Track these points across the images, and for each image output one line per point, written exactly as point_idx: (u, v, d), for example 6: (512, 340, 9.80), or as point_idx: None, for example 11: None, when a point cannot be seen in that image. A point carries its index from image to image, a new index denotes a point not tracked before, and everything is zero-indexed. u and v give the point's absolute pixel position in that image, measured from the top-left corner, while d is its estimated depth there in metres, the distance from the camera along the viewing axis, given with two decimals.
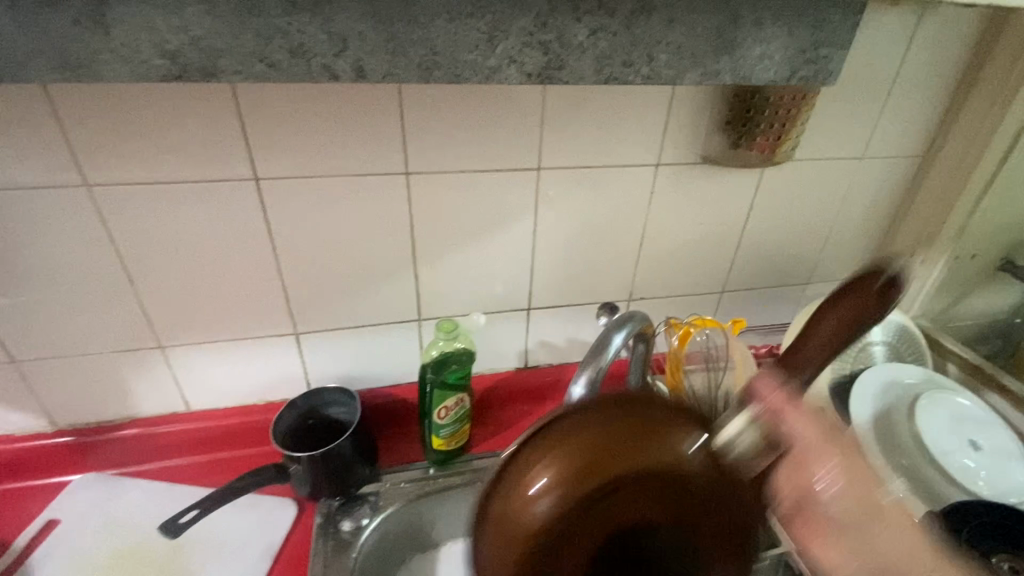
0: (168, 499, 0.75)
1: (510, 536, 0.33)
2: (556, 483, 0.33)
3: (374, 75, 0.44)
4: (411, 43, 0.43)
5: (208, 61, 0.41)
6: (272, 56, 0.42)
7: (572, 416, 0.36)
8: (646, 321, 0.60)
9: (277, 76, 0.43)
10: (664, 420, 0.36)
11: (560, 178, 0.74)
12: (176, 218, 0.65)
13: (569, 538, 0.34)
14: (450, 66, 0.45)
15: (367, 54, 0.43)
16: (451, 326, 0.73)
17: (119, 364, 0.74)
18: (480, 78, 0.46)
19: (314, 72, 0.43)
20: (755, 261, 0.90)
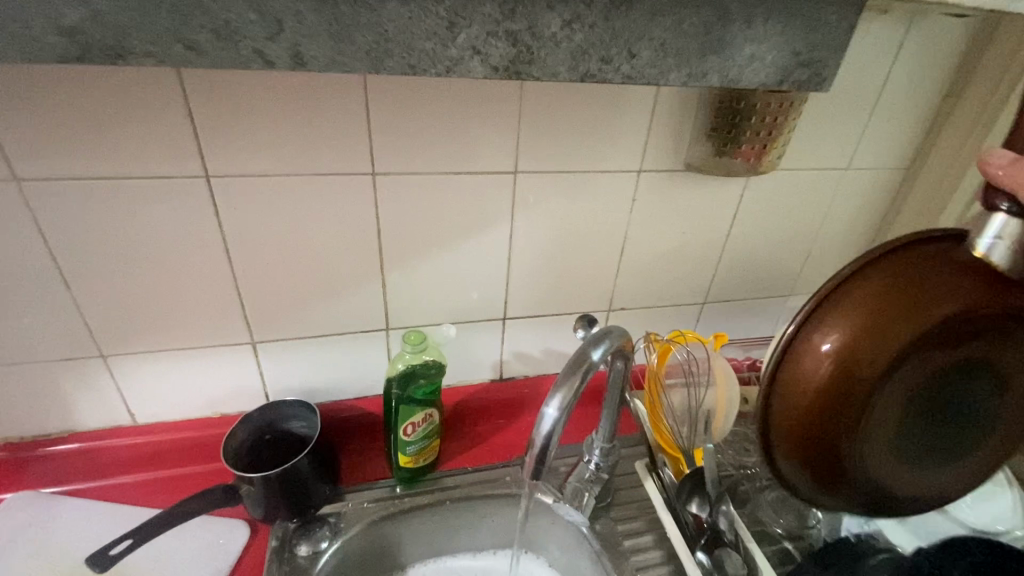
0: (107, 521, 0.69)
1: (816, 385, 0.46)
2: (836, 344, 0.45)
3: (315, 63, 0.40)
4: (357, 27, 0.39)
5: (116, 40, 0.36)
6: (193, 37, 0.37)
7: (855, 284, 0.46)
8: (623, 336, 0.57)
9: (200, 61, 0.38)
10: (933, 283, 0.44)
11: (538, 183, 0.70)
12: (118, 217, 0.60)
13: (872, 384, 0.45)
14: (404, 55, 0.41)
15: (307, 37, 0.39)
16: (419, 337, 0.69)
17: (55, 375, 0.68)
18: (440, 70, 0.42)
19: (244, 57, 0.38)
20: (738, 273, 0.87)
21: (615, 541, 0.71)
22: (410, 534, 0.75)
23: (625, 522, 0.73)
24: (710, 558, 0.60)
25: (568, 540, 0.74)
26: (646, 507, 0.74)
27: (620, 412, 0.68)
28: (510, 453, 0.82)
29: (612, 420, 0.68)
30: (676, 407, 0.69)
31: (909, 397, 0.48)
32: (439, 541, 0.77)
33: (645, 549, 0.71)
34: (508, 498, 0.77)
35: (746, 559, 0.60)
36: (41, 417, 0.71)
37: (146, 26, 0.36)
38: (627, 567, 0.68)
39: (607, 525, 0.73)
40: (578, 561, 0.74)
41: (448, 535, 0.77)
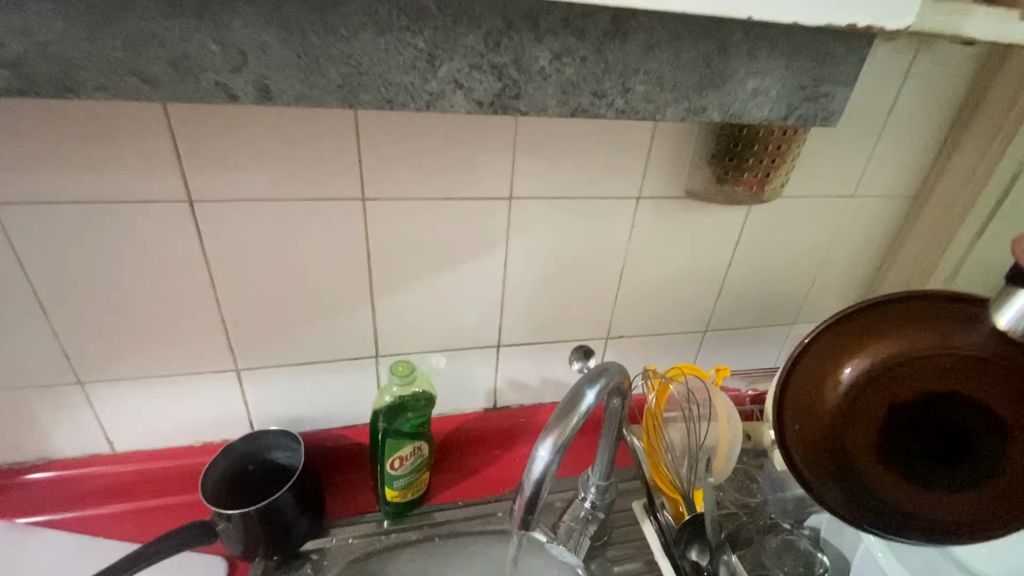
0: (78, 556, 0.65)
1: (826, 386, 0.50)
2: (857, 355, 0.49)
3: (282, 97, 0.39)
4: (330, 60, 0.38)
5: (63, 74, 0.35)
6: (148, 70, 0.36)
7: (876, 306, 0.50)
8: (620, 372, 0.55)
9: (154, 94, 0.37)
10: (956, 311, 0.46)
11: (533, 209, 0.68)
12: (98, 241, 0.58)
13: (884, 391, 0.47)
14: (380, 88, 0.40)
15: (274, 71, 0.38)
16: (407, 368, 0.67)
17: (29, 402, 0.65)
18: (419, 104, 0.41)
19: (205, 92, 0.38)
20: (741, 301, 0.85)
21: None
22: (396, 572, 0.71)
23: (621, 563, 0.70)
24: None
25: None
26: (644, 548, 0.71)
27: (617, 449, 0.65)
28: (503, 487, 0.79)
29: (608, 457, 0.65)
30: (675, 446, 0.66)
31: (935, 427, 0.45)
32: None
33: None
34: (499, 535, 0.73)
35: None
36: (14, 446, 0.68)
37: (103, 56, 0.35)
38: None
39: (603, 566, 0.69)
40: None
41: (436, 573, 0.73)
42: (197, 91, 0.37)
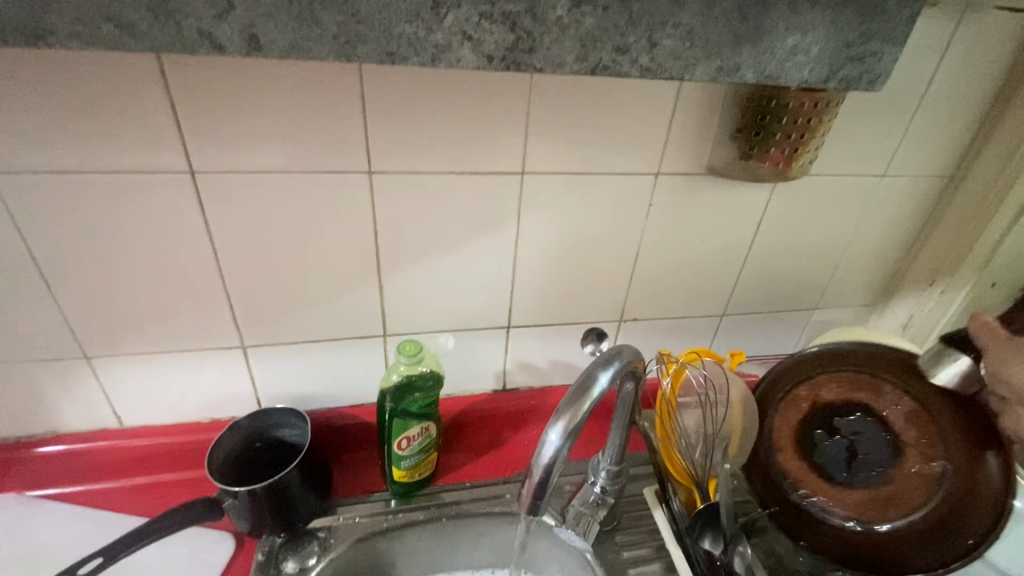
0: (87, 529, 0.65)
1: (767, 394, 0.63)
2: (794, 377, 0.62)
3: (272, 48, 0.36)
4: (325, 9, 0.35)
5: (35, 19, 0.33)
6: (127, 17, 0.34)
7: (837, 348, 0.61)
8: (635, 355, 0.52)
9: (135, 44, 0.35)
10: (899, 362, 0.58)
11: (546, 184, 0.65)
12: (98, 213, 0.56)
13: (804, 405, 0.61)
14: (380, 41, 0.37)
15: (263, 17, 0.35)
16: (415, 348, 0.65)
17: (35, 375, 0.65)
18: (423, 58, 0.38)
19: (188, 41, 0.35)
20: (760, 284, 0.82)
21: (620, 569, 0.67)
22: (403, 551, 0.71)
23: (631, 548, 0.69)
24: None
25: (570, 565, 0.70)
26: (655, 533, 0.70)
27: (629, 433, 0.63)
28: (512, 469, 0.78)
29: (620, 441, 0.64)
30: (689, 433, 0.64)
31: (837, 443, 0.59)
32: (433, 560, 0.73)
33: None
34: (507, 517, 0.72)
35: None
36: (22, 419, 0.68)
37: (78, 2, 0.33)
38: None
39: (612, 550, 0.68)
40: None
41: (444, 553, 0.73)
42: (182, 42, 0.35)
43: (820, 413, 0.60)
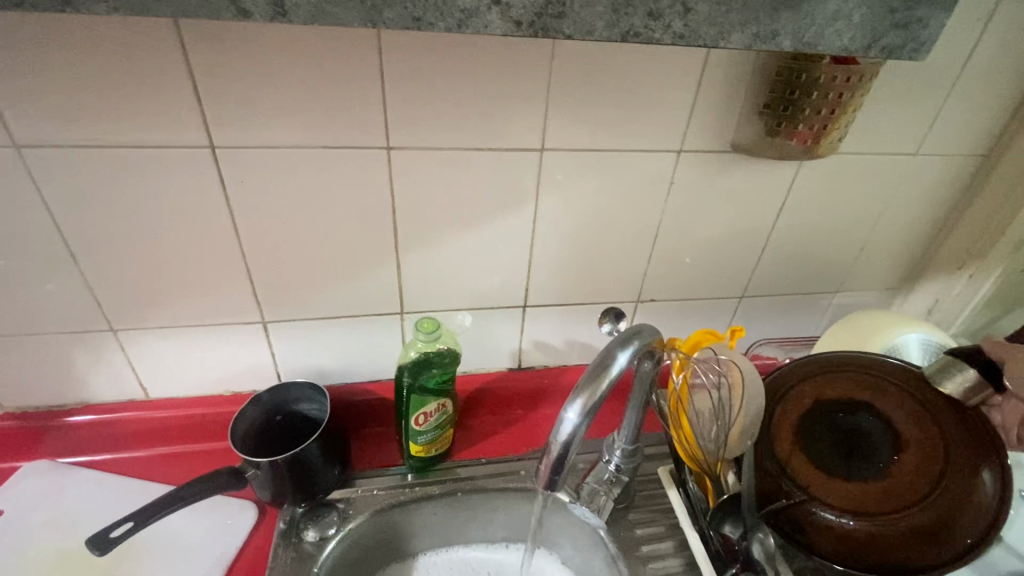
0: (119, 495, 0.68)
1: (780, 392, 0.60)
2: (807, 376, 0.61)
3: (297, 14, 0.35)
4: None
5: None
6: None
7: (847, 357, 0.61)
8: (654, 334, 0.52)
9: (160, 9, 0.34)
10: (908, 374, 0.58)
11: (566, 161, 0.64)
12: (122, 187, 0.57)
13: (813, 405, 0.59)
14: (405, 6, 0.36)
15: None
16: (433, 325, 0.65)
17: (65, 347, 0.67)
18: (450, 24, 0.37)
19: (213, 5, 0.35)
20: (781, 266, 0.80)
21: (632, 545, 0.68)
22: (420, 523, 0.72)
23: (644, 526, 0.70)
24: None
25: (583, 541, 0.71)
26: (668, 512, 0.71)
27: (644, 413, 0.63)
28: (527, 446, 0.79)
29: (635, 421, 0.63)
30: (703, 417, 0.56)
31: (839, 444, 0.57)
32: (451, 532, 0.74)
33: (663, 556, 0.67)
34: (521, 492, 0.73)
35: None
36: (53, 389, 0.70)
37: None
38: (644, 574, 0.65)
39: (624, 527, 0.69)
40: (593, 562, 0.71)
41: (460, 526, 0.74)
42: (205, 5, 0.34)
43: (824, 411, 0.59)
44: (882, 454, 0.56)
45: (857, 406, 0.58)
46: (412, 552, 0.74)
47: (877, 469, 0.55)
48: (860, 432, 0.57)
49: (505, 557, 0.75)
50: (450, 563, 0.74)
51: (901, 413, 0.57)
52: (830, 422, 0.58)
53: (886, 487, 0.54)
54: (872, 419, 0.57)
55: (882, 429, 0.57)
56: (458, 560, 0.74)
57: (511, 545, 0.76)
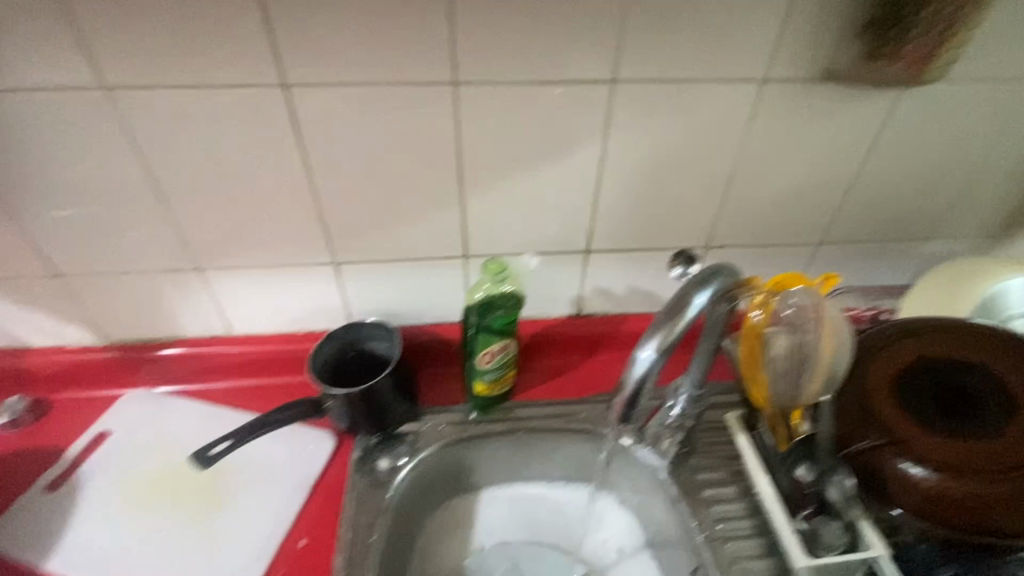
0: (212, 421, 0.74)
1: (874, 345, 0.58)
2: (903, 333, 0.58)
3: None
4: None
5: None
6: None
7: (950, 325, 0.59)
8: (735, 274, 0.50)
9: None
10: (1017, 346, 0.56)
11: (636, 94, 0.61)
12: (203, 129, 0.59)
13: (911, 358, 0.56)
14: None
15: None
16: (499, 267, 0.67)
17: (157, 284, 0.71)
18: None
19: None
20: (866, 210, 0.74)
21: (695, 489, 0.68)
22: (483, 459, 0.75)
23: (707, 470, 0.70)
24: (812, 525, 0.55)
25: (643, 483, 0.72)
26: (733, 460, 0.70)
27: (713, 358, 0.60)
28: (587, 390, 0.79)
29: (703, 366, 0.61)
30: (777, 360, 0.55)
31: (939, 400, 0.54)
32: (511, 468, 0.77)
33: (725, 500, 0.68)
34: (582, 434, 0.74)
35: (850, 531, 0.54)
36: (147, 323, 0.76)
37: None
38: (706, 515, 0.66)
39: (687, 471, 0.70)
40: (652, 503, 0.72)
41: (521, 464, 0.77)
42: None
43: (925, 368, 0.56)
44: (990, 418, 0.52)
45: (963, 369, 0.55)
46: (474, 485, 0.77)
47: (986, 430, 0.51)
48: (966, 395, 0.54)
49: (563, 496, 0.78)
50: (511, 498, 0.77)
51: (1013, 380, 0.54)
52: (932, 379, 0.55)
53: (998, 446, 0.50)
54: (979, 384, 0.54)
55: (992, 395, 0.53)
56: (518, 495, 0.78)
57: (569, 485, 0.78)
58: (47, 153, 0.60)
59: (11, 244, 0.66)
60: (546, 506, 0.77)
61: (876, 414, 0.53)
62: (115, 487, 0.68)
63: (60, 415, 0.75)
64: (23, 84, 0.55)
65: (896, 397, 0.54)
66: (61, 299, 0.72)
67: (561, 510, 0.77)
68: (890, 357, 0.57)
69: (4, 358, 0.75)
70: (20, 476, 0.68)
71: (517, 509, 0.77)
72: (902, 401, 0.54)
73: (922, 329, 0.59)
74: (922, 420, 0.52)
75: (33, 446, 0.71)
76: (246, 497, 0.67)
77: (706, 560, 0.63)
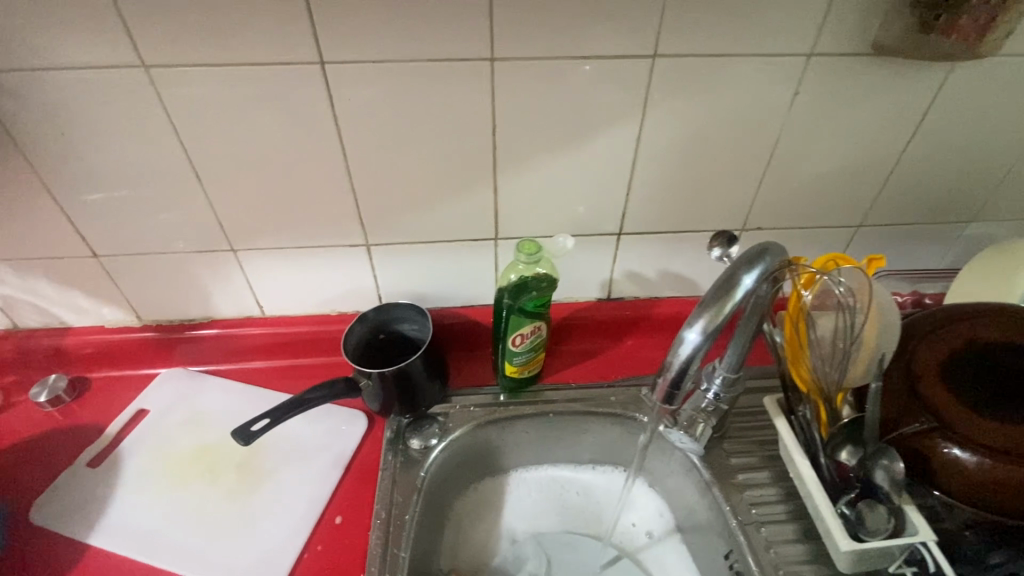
0: (247, 400, 0.75)
1: (922, 329, 0.57)
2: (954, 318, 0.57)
3: None
4: None
5: None
6: None
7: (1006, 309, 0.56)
8: (784, 254, 0.49)
9: None
10: None
11: (677, 71, 0.60)
12: (240, 108, 0.59)
13: (962, 343, 0.55)
14: None
15: None
16: (534, 248, 0.64)
17: (193, 265, 0.72)
18: None
19: None
20: (908, 191, 0.72)
21: (728, 473, 0.68)
22: (512, 441, 0.75)
23: (739, 455, 0.69)
24: (857, 509, 0.53)
25: (675, 467, 0.72)
26: (765, 445, 0.70)
27: (753, 341, 0.59)
28: (617, 374, 0.79)
29: (740, 349, 0.60)
30: (823, 340, 0.55)
31: (993, 385, 0.52)
32: (541, 451, 0.77)
33: (759, 485, 0.67)
34: (612, 417, 0.74)
35: (896, 515, 0.52)
36: (182, 304, 0.76)
37: None
38: (739, 500, 0.66)
39: (720, 456, 0.70)
40: (683, 487, 0.71)
41: (550, 447, 0.77)
42: None
43: (977, 353, 0.54)
44: None
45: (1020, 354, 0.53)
46: (502, 467, 0.77)
47: None
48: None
49: (592, 479, 0.78)
50: (540, 480, 0.78)
51: None
52: (985, 364, 0.53)
53: None
54: None
55: None
56: (546, 478, 0.78)
57: (597, 468, 0.78)
58: (86, 133, 0.60)
59: (50, 225, 0.67)
60: (574, 489, 0.77)
61: (924, 400, 0.52)
62: (155, 463, 0.69)
63: (99, 394, 0.76)
64: (64, 62, 0.55)
65: (946, 382, 0.52)
66: (99, 280, 0.73)
67: (589, 494, 0.77)
68: (939, 342, 0.55)
69: (44, 339, 0.76)
70: (64, 452, 0.70)
71: (546, 490, 0.77)
72: (952, 387, 0.52)
73: (975, 314, 0.57)
74: (974, 405, 0.51)
75: (75, 423, 0.73)
76: (283, 474, 0.68)
77: (740, 544, 0.63)
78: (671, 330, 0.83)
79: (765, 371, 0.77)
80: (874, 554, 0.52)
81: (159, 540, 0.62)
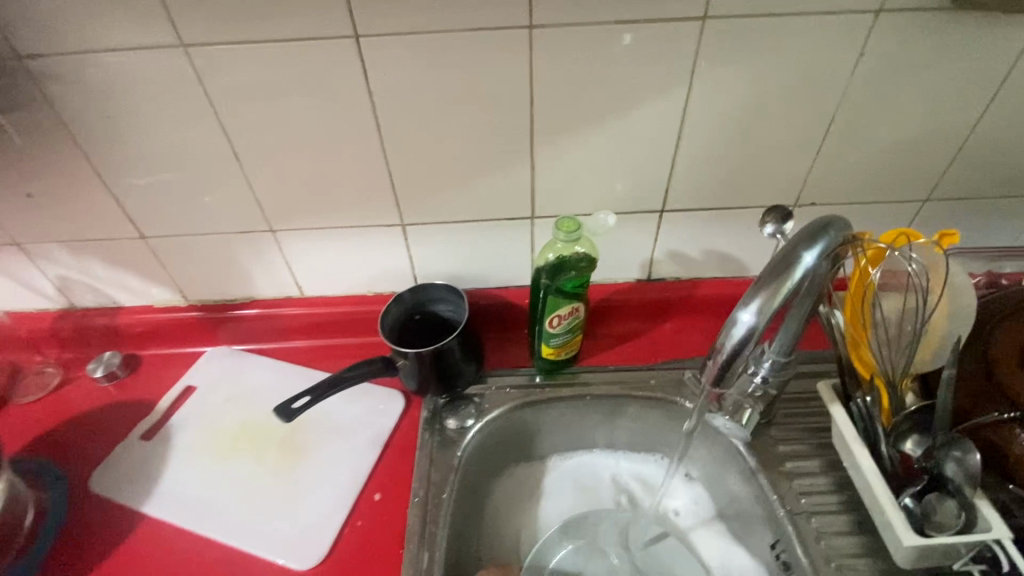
0: (289, 379, 0.77)
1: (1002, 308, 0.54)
2: None
3: None
4: None
5: None
6: None
7: None
8: (849, 229, 0.46)
9: None
10: None
11: (728, 35, 0.56)
12: (277, 86, 0.58)
13: None
14: None
15: None
16: (573, 226, 0.62)
17: (235, 246, 0.73)
18: None
19: None
20: (983, 162, 0.66)
21: (775, 461, 0.65)
22: (547, 425, 0.74)
23: (787, 443, 0.66)
24: (922, 502, 0.50)
25: (718, 453, 0.69)
26: (816, 432, 0.67)
27: (806, 324, 0.55)
28: (656, 358, 0.77)
29: (793, 331, 0.56)
30: (889, 320, 0.54)
31: None
32: (577, 434, 0.76)
33: (809, 474, 0.64)
34: (652, 402, 0.72)
35: (966, 509, 0.48)
36: (226, 285, 0.78)
37: None
38: (788, 489, 0.63)
39: (766, 443, 0.67)
40: (726, 473, 0.69)
41: (586, 430, 0.75)
42: None
43: None
44: None
45: None
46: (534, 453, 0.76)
47: None
48: None
49: (626, 470, 0.76)
50: (574, 466, 0.76)
51: None
52: None
53: None
54: None
55: None
56: (579, 465, 0.76)
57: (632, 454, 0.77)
58: (130, 116, 0.61)
59: (100, 208, 0.69)
60: (608, 478, 0.76)
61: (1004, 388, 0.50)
62: (203, 437, 0.71)
63: (150, 370, 0.79)
64: (106, 45, 0.56)
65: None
66: (147, 261, 0.75)
67: (622, 484, 0.75)
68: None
69: (99, 318, 0.79)
70: (119, 425, 0.73)
71: (577, 480, 0.76)
72: None
73: None
74: None
75: (129, 398, 0.76)
76: (323, 450, 0.69)
77: (788, 533, 0.60)
78: (715, 312, 0.80)
79: (817, 356, 0.73)
80: (939, 550, 0.49)
81: (208, 511, 0.65)
